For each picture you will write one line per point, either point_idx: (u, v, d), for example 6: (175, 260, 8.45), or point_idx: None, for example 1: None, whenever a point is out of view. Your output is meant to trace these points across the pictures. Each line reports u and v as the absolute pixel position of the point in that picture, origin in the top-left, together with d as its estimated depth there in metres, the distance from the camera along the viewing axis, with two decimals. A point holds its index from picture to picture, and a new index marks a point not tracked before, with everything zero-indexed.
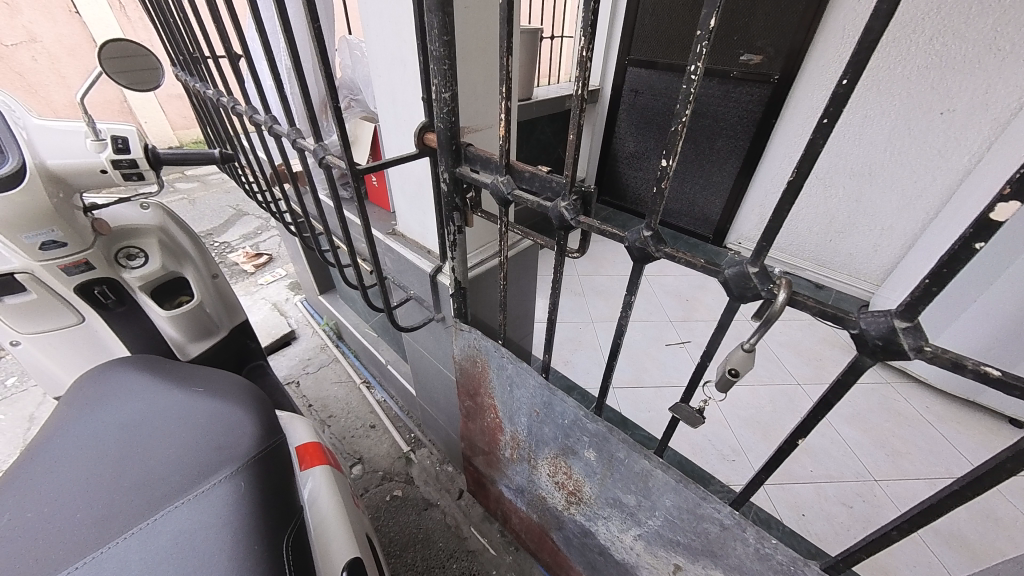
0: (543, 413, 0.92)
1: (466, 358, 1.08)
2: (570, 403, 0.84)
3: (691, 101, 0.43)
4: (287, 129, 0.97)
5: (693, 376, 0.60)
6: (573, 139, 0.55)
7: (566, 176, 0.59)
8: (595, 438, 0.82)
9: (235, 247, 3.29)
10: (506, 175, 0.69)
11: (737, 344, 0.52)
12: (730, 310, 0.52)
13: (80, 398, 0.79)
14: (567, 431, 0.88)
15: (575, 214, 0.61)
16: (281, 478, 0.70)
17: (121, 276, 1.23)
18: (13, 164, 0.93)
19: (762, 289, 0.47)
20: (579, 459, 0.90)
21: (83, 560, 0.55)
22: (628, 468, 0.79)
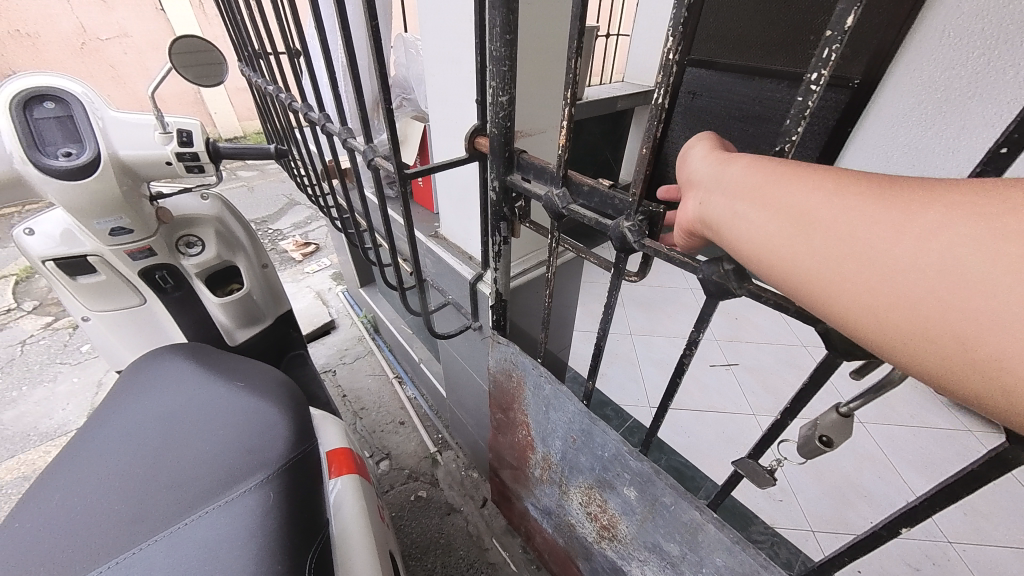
0: (580, 441, 0.86)
1: (501, 371, 1.03)
2: (613, 435, 0.77)
3: (807, 116, 0.36)
4: (339, 128, 0.96)
5: (767, 432, 0.52)
6: (647, 153, 0.48)
7: (633, 194, 0.52)
8: (639, 477, 0.75)
9: (286, 235, 3.45)
10: (562, 188, 0.63)
11: (830, 407, 0.44)
12: (827, 365, 0.44)
13: (133, 383, 0.82)
14: (607, 464, 0.82)
15: (640, 236, 0.54)
16: (310, 488, 0.69)
17: (180, 263, 1.29)
18: (89, 155, 0.97)
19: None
20: (617, 495, 0.83)
21: (112, 560, 0.55)
22: (675, 517, 0.71)
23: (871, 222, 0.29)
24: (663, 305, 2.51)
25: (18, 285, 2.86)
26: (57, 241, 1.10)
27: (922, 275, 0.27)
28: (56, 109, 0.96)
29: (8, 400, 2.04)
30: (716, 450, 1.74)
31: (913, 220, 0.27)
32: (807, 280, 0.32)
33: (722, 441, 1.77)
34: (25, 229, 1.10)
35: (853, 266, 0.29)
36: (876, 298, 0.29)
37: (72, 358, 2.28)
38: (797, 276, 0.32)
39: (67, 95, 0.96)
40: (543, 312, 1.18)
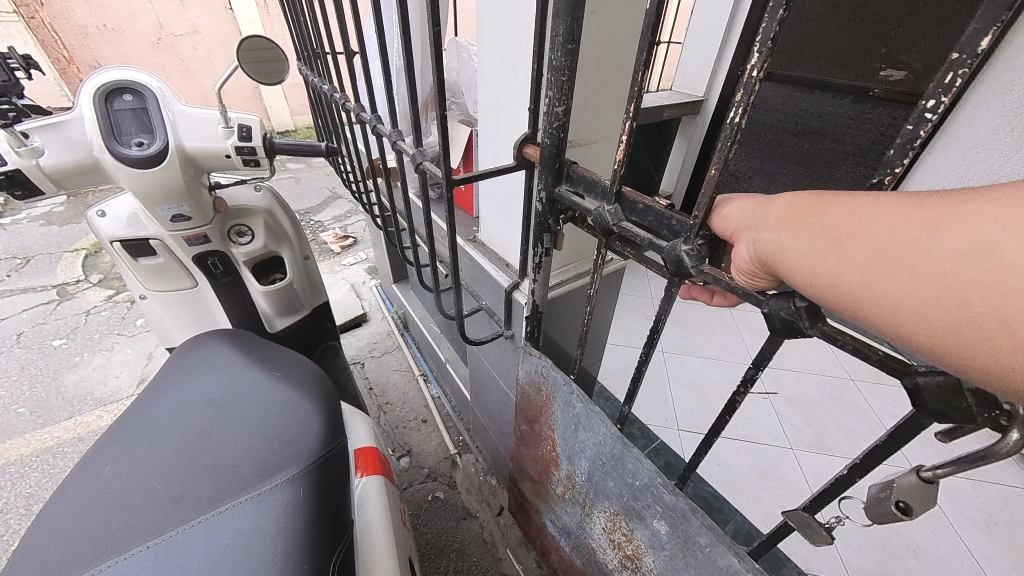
0: (609, 465, 0.83)
1: (531, 384, 1.01)
2: (646, 464, 0.73)
3: (916, 147, 0.32)
4: (389, 129, 0.97)
5: (829, 486, 0.48)
6: (716, 175, 0.45)
7: (694, 217, 0.49)
8: (671, 512, 0.71)
9: (327, 227, 3.58)
10: (614, 204, 0.60)
11: (910, 468, 0.39)
12: (911, 424, 0.38)
13: (180, 365, 0.86)
14: (637, 494, 0.78)
15: (699, 262, 0.50)
16: (337, 486, 0.69)
17: (230, 251, 1.35)
18: (159, 145, 1.03)
19: (981, 412, 0.34)
20: (645, 527, 0.79)
21: (152, 540, 0.56)
22: (709, 560, 0.66)
23: (909, 228, 0.31)
24: (699, 324, 2.40)
25: (87, 259, 3.11)
26: (123, 224, 1.17)
27: (970, 274, 0.28)
28: (133, 101, 1.02)
29: (71, 365, 2.21)
30: (746, 483, 1.64)
31: (951, 222, 0.29)
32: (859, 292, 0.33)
33: (754, 475, 1.67)
34: (97, 211, 1.18)
35: (902, 274, 0.31)
36: (934, 302, 0.30)
37: (128, 330, 2.45)
38: (848, 289, 0.34)
39: (143, 88, 1.03)
40: (576, 325, 1.15)
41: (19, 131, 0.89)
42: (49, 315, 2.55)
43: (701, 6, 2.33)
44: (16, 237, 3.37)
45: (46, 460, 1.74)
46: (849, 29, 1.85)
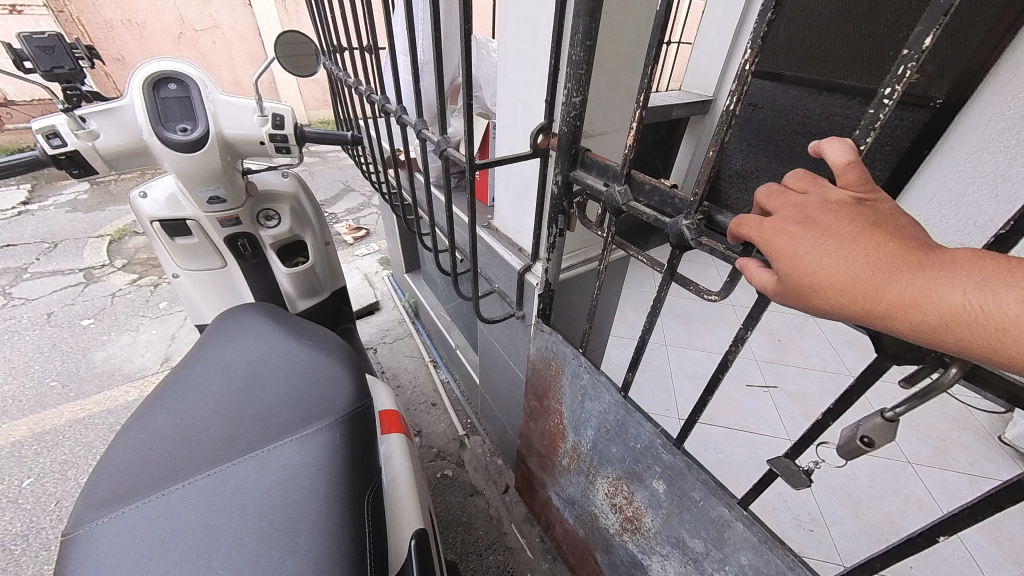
0: (613, 432, 0.90)
1: (541, 358, 1.09)
2: (648, 428, 0.80)
3: (878, 128, 0.38)
4: (414, 119, 1.04)
5: (808, 433, 0.54)
6: (713, 155, 0.52)
7: (695, 193, 0.55)
8: (669, 470, 0.78)
9: (341, 219, 3.67)
10: (624, 185, 0.67)
11: (876, 411, 0.45)
12: (874, 370, 0.46)
13: (221, 334, 0.96)
14: (638, 456, 0.85)
15: (697, 234, 0.57)
16: (369, 436, 0.76)
17: (258, 233, 1.43)
18: (200, 132, 1.11)
19: (932, 353, 0.41)
20: (645, 487, 0.86)
21: (210, 471, 0.64)
22: (703, 513, 0.73)
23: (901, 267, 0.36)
24: (703, 319, 2.46)
25: (112, 244, 3.23)
26: (163, 205, 1.27)
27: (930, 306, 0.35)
28: (178, 90, 1.10)
29: (98, 343, 2.32)
30: (744, 470, 1.70)
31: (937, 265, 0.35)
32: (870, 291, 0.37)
33: (752, 462, 1.73)
34: (140, 192, 1.28)
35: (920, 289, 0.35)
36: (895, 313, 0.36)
37: (152, 312, 2.56)
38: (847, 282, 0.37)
39: (186, 78, 1.10)
40: (582, 311, 1.22)
41: (78, 115, 0.98)
42: (77, 296, 2.67)
43: (711, 6, 2.38)
44: (44, 222, 3.51)
45: (76, 432, 1.84)
46: (859, 32, 1.89)
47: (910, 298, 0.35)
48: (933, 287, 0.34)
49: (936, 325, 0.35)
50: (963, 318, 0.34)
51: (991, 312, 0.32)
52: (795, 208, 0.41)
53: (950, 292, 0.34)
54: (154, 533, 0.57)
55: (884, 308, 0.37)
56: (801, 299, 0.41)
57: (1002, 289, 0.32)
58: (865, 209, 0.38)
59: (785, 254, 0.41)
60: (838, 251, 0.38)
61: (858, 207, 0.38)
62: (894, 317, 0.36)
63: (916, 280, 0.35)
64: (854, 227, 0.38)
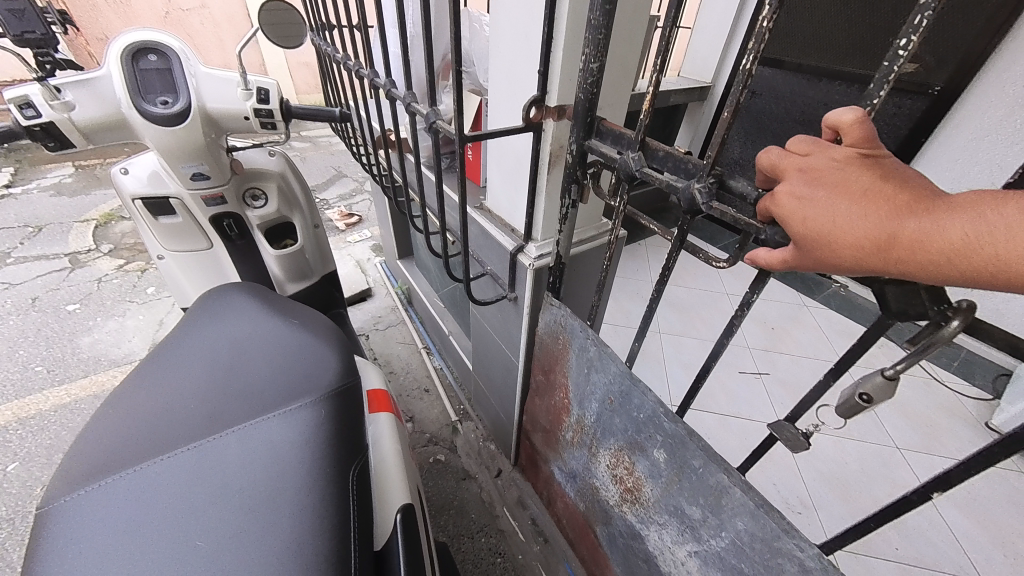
0: (618, 403, 0.89)
1: (550, 334, 1.08)
2: (651, 397, 0.80)
3: (892, 81, 0.39)
4: (403, 94, 1.00)
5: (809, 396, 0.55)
6: (727, 118, 0.50)
7: (707, 157, 0.53)
8: (671, 440, 0.77)
9: (333, 205, 3.62)
10: (638, 151, 0.65)
11: (877, 369, 0.44)
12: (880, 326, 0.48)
13: (204, 312, 0.94)
14: (640, 426, 0.85)
15: (708, 199, 0.55)
16: (355, 413, 0.75)
17: (245, 213, 1.40)
18: (182, 104, 1.07)
19: (935, 307, 0.42)
20: (646, 458, 0.86)
21: (189, 446, 0.62)
22: (702, 480, 0.72)
23: (909, 215, 0.36)
24: (697, 308, 2.46)
25: (98, 229, 3.16)
26: (145, 182, 1.23)
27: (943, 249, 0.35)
28: (159, 61, 1.06)
29: (84, 328, 2.28)
30: (735, 455, 1.72)
31: (947, 209, 0.35)
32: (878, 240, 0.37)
33: (742, 447, 1.75)
34: (121, 168, 1.24)
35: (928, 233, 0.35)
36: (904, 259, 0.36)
37: (140, 297, 2.51)
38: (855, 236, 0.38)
39: (167, 49, 1.06)
40: (591, 279, 1.24)
41: (53, 85, 0.94)
42: (63, 281, 2.62)
43: None
44: (27, 206, 3.42)
45: (62, 417, 1.81)
46: (860, 19, 1.89)
47: (923, 243, 0.35)
48: (943, 227, 0.34)
49: (956, 265, 0.34)
50: (976, 255, 0.33)
51: (1004, 245, 0.32)
52: (802, 172, 0.42)
53: (957, 232, 0.34)
54: (130, 507, 0.55)
55: (896, 255, 0.37)
56: (815, 258, 0.41)
57: (1014, 219, 0.32)
58: (871, 164, 0.39)
59: (795, 217, 0.42)
60: (845, 205, 0.38)
61: (864, 164, 0.39)
62: (907, 262, 0.36)
63: (927, 224, 0.35)
64: (860, 183, 0.38)
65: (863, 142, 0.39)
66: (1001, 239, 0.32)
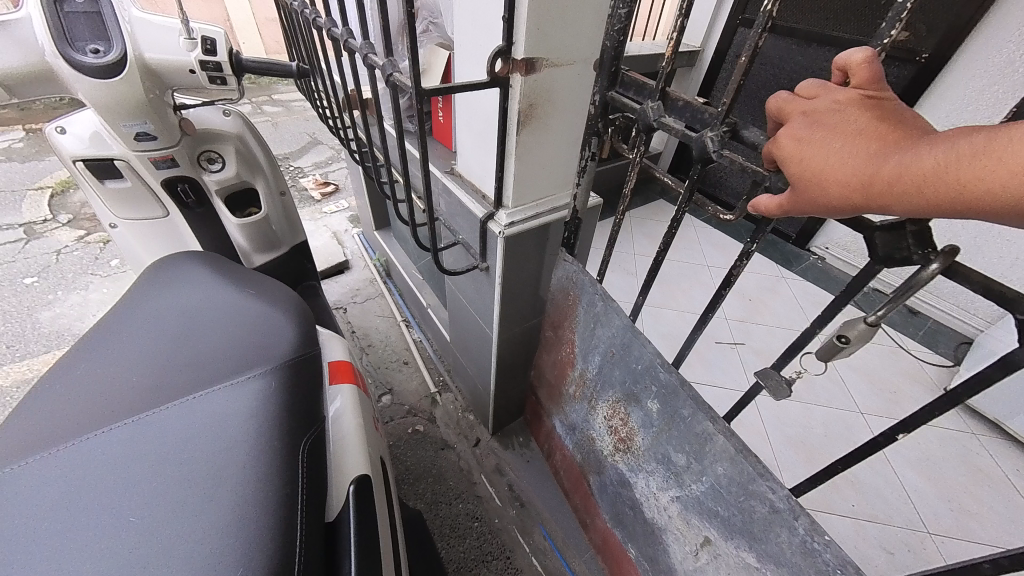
0: (619, 355, 0.95)
1: (561, 289, 1.16)
2: (650, 349, 0.85)
3: (904, 20, 0.42)
4: (360, 44, 0.91)
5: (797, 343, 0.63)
6: (745, 62, 0.54)
7: (723, 104, 0.56)
8: (664, 390, 0.83)
9: (307, 174, 3.46)
10: (657, 102, 0.65)
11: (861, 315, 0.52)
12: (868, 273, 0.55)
13: (152, 282, 0.88)
14: (637, 378, 0.90)
15: (720, 145, 0.58)
16: (311, 385, 0.73)
17: (202, 178, 1.32)
18: (117, 54, 0.97)
19: (918, 253, 0.48)
20: (640, 408, 0.92)
21: (127, 421, 0.59)
22: (688, 429, 0.78)
23: (892, 150, 0.38)
24: (678, 280, 2.47)
25: (54, 198, 2.98)
26: (86, 142, 1.13)
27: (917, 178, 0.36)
28: (86, 3, 0.95)
29: (44, 302, 2.18)
30: None
31: (930, 141, 0.36)
32: (860, 176, 0.40)
33: None
34: (56, 127, 1.13)
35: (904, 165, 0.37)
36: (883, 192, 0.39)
37: (103, 270, 2.40)
38: (839, 174, 0.41)
39: None
40: (588, 238, 1.27)
41: None
42: (17, 253, 2.47)
43: None
44: None
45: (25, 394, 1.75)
46: None
47: (897, 173, 0.37)
48: (920, 158, 0.36)
49: (930, 196, 0.36)
50: (948, 183, 0.34)
51: (973, 170, 0.33)
52: (804, 115, 0.45)
53: (932, 161, 0.35)
54: (62, 484, 0.52)
55: (876, 188, 0.39)
56: (807, 197, 0.45)
57: (992, 144, 0.33)
58: (870, 106, 0.41)
59: (794, 159, 0.46)
60: (833, 144, 0.42)
61: (862, 105, 0.41)
62: (884, 195, 0.38)
63: (905, 157, 0.37)
64: (854, 122, 0.41)
65: (868, 85, 0.42)
66: (973, 165, 0.33)
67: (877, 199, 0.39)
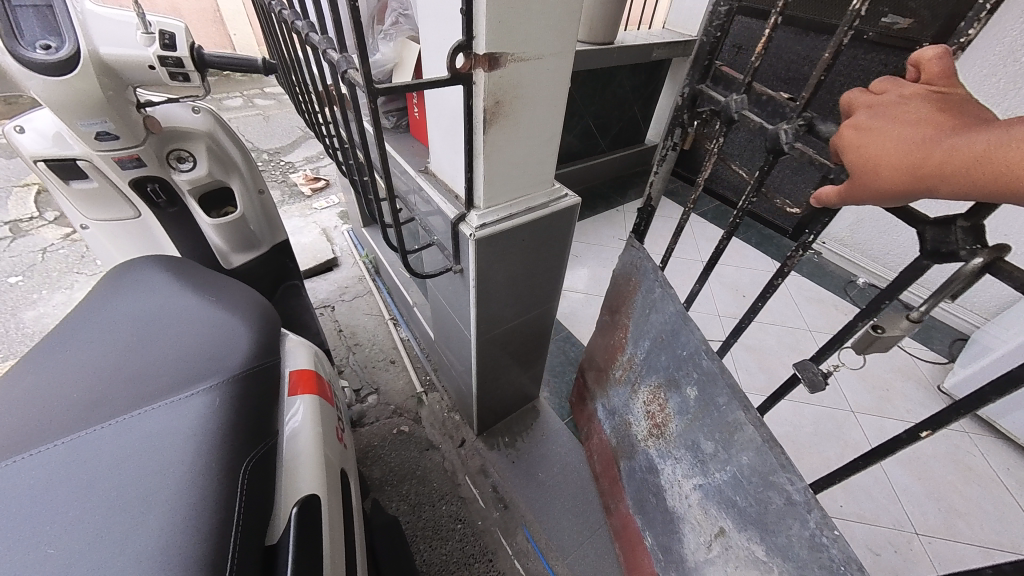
0: (667, 340, 0.93)
1: (625, 273, 1.11)
2: (698, 333, 0.82)
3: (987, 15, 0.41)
4: (320, 37, 0.86)
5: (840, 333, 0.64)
6: (827, 58, 0.52)
7: (801, 97, 0.55)
8: (705, 376, 0.80)
9: (298, 168, 3.42)
10: (741, 94, 0.64)
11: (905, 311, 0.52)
12: (915, 268, 0.52)
13: (109, 286, 0.85)
14: (681, 362, 0.88)
15: (793, 138, 0.57)
16: (264, 397, 0.71)
17: (172, 177, 1.28)
18: (69, 50, 0.93)
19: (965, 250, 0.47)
20: (678, 394, 0.89)
21: (60, 440, 0.57)
22: (721, 416, 0.76)
23: (951, 133, 0.41)
24: (671, 275, 2.44)
25: (41, 195, 2.95)
26: (47, 141, 1.10)
27: (969, 155, 0.38)
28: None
29: (28, 302, 2.16)
30: None
31: (988, 127, 0.39)
32: (915, 156, 0.42)
33: None
34: (16, 125, 1.10)
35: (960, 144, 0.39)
36: (933, 170, 0.40)
37: (88, 268, 2.38)
38: (896, 153, 0.43)
39: None
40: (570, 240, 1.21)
41: None
42: (3, 250, 2.45)
43: None
44: None
45: None
46: None
47: (950, 153, 0.39)
48: (973, 140, 0.38)
49: (979, 173, 0.37)
50: (996, 161, 0.36)
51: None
52: (869, 108, 0.48)
53: (987, 139, 0.37)
54: None
55: (925, 169, 0.41)
56: (855, 181, 0.47)
57: None
58: (935, 100, 0.44)
59: (851, 145, 0.48)
60: (892, 131, 0.44)
61: (927, 99, 0.45)
62: (933, 175, 0.40)
63: (961, 137, 0.39)
64: (916, 114, 0.44)
65: (937, 83, 0.45)
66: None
67: (926, 177, 0.41)
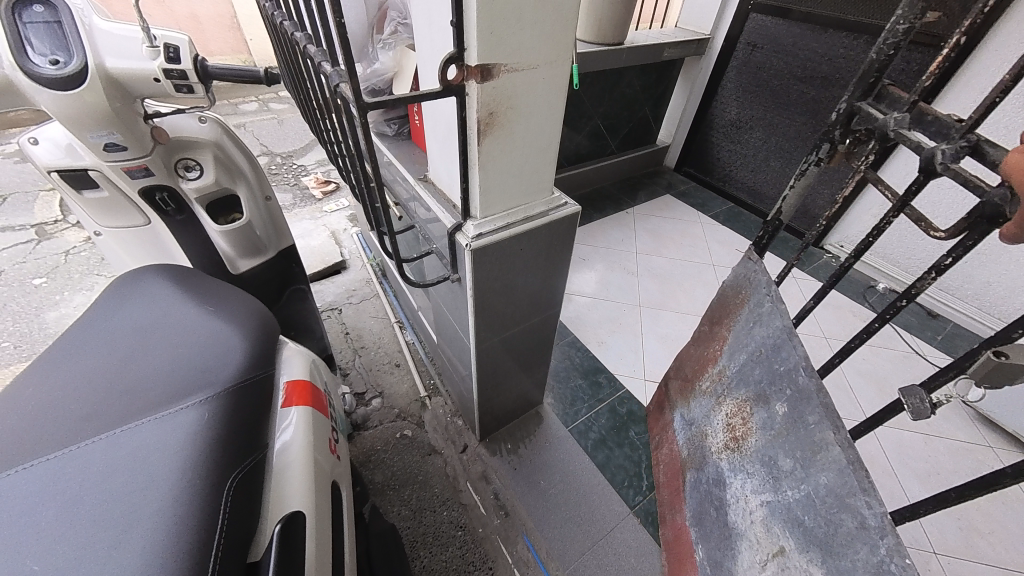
0: (766, 354, 0.84)
1: (733, 285, 1.01)
2: (802, 350, 0.74)
3: None
4: (316, 49, 0.87)
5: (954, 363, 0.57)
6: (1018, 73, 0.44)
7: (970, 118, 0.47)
8: (797, 394, 0.73)
9: (310, 171, 3.47)
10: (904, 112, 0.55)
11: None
12: None
13: (113, 294, 0.87)
14: (776, 377, 0.79)
15: (952, 158, 0.49)
16: (253, 411, 0.72)
17: (179, 186, 1.30)
18: (77, 65, 0.96)
19: None
20: (765, 409, 0.81)
21: (51, 454, 0.58)
22: (808, 435, 0.69)
23: None
24: (680, 279, 2.39)
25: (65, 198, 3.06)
26: (60, 153, 1.13)
27: None
28: (45, 14, 0.95)
29: (51, 302, 2.24)
30: None
31: None
32: None
33: None
34: (30, 137, 1.14)
35: None
36: None
37: (107, 270, 2.46)
38: None
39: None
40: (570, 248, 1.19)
41: None
42: (28, 254, 2.55)
43: None
44: None
45: None
46: None
47: None
48: None
49: None
50: None
51: None
52: None
53: None
54: None
55: None
56: None
57: None
58: None
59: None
60: None
61: None
62: None
63: None
64: None
65: None
66: None
67: None
